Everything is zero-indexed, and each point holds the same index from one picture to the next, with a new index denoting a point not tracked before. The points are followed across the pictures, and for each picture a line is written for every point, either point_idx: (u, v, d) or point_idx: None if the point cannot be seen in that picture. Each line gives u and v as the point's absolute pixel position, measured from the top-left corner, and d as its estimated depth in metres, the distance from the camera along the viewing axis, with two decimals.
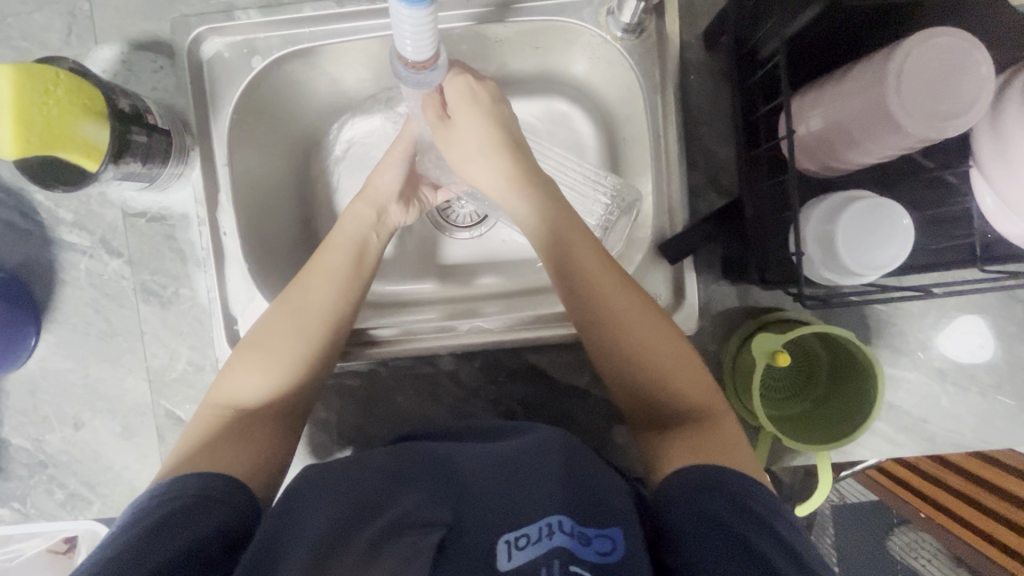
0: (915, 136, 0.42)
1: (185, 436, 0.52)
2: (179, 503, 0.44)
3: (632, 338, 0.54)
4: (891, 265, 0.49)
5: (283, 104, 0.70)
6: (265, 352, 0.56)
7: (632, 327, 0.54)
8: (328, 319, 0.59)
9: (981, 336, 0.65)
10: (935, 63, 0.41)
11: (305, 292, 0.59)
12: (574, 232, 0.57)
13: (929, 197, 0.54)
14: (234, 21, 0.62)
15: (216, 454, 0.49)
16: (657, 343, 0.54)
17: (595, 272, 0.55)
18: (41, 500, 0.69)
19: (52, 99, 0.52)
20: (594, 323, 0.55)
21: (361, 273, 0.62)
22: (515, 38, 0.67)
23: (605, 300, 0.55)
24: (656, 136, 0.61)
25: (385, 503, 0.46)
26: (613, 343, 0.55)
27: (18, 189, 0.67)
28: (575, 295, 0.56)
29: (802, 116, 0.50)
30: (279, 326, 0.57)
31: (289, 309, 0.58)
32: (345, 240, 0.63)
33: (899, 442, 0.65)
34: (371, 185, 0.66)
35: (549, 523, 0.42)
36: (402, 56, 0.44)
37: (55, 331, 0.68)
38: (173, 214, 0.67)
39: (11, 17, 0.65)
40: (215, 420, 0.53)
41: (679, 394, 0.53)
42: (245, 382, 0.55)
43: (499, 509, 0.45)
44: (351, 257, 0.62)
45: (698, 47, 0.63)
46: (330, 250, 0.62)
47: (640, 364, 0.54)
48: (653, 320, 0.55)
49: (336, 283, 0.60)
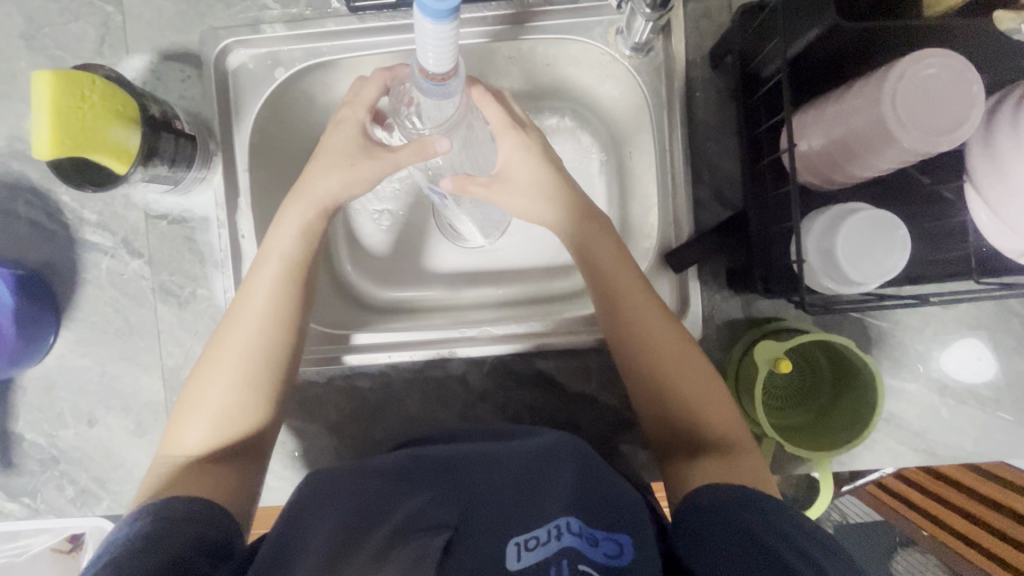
0: (913, 151, 0.44)
1: (143, 486, 0.53)
2: (159, 522, 0.45)
3: (661, 365, 0.57)
4: (891, 275, 0.51)
5: (302, 114, 0.73)
6: (205, 397, 0.56)
7: (660, 354, 0.57)
8: (270, 355, 0.57)
9: (981, 351, 0.66)
10: (929, 83, 0.43)
11: (241, 325, 0.57)
12: (607, 257, 0.61)
13: (927, 211, 0.56)
14: (259, 35, 0.65)
15: (178, 487, 0.51)
16: (685, 370, 0.57)
17: (634, 297, 0.59)
18: (51, 496, 0.70)
19: (88, 104, 0.55)
20: (626, 345, 0.59)
21: (298, 303, 0.59)
22: (528, 55, 0.70)
23: (638, 325, 0.58)
24: (663, 150, 0.64)
25: (398, 508, 0.46)
26: (642, 368, 0.58)
27: (45, 190, 0.70)
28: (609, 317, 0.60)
29: (804, 133, 0.52)
30: (220, 364, 0.56)
31: (227, 344, 0.57)
32: (275, 264, 0.59)
33: (899, 453, 0.66)
34: (308, 189, 0.60)
35: (558, 525, 0.42)
36: (424, 69, 0.45)
37: (76, 328, 0.70)
38: (194, 217, 0.69)
39: (49, 27, 0.68)
40: (168, 466, 0.54)
41: (702, 421, 0.56)
42: (192, 428, 0.55)
43: (509, 516, 0.46)
44: (291, 285, 0.59)
45: (704, 66, 0.65)
46: (260, 282, 0.58)
47: (666, 388, 0.57)
48: (681, 348, 0.57)
49: (265, 321, 0.57)
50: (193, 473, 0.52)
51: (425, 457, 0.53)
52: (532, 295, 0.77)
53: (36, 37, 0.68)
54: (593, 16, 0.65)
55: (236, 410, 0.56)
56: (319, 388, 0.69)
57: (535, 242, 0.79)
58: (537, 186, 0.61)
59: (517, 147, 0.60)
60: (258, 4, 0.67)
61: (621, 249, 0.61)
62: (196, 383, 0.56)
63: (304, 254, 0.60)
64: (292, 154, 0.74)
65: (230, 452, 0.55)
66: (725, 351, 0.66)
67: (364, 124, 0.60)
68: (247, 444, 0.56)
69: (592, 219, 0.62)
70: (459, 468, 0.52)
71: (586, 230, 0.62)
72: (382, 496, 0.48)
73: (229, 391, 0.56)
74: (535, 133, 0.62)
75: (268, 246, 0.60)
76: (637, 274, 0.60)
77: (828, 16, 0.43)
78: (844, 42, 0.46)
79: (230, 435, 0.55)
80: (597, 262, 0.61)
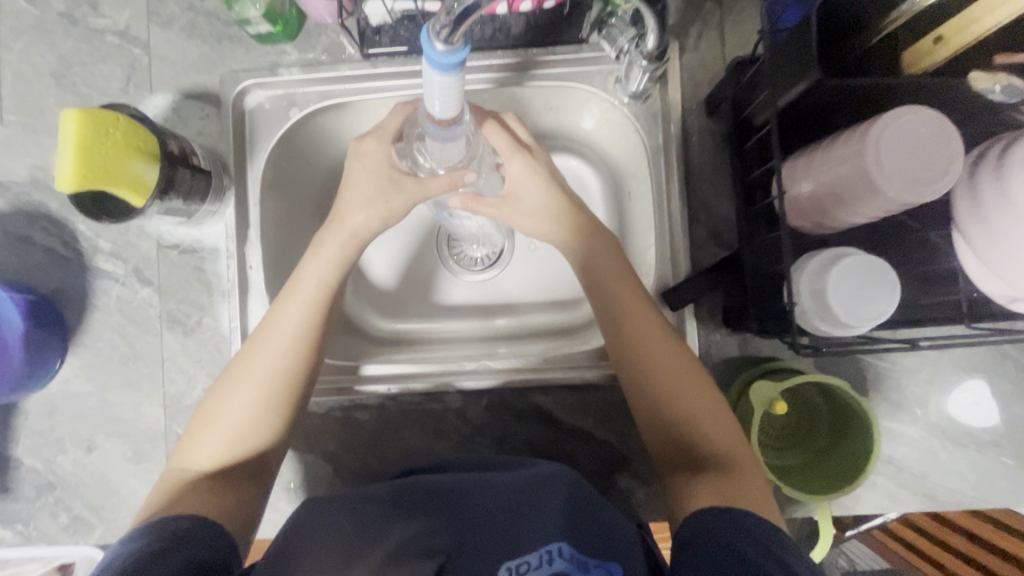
0: (895, 200, 0.46)
1: (151, 501, 0.54)
2: (157, 542, 0.46)
3: (665, 376, 0.58)
4: (880, 318, 0.52)
5: (313, 150, 0.76)
6: (223, 413, 0.56)
7: (663, 366, 0.58)
8: (286, 376, 0.58)
9: (978, 394, 0.66)
10: (908, 138, 0.45)
11: (259, 345, 0.58)
12: (609, 271, 0.63)
13: (917, 256, 0.57)
14: (277, 77, 0.69)
15: (186, 503, 0.51)
16: (690, 382, 0.57)
17: (635, 315, 0.60)
18: (45, 523, 0.70)
19: (111, 140, 0.58)
20: (630, 358, 0.60)
21: (322, 321, 0.61)
22: (530, 99, 0.73)
23: (641, 338, 0.59)
24: (660, 191, 0.66)
25: (385, 532, 0.45)
26: (646, 380, 0.58)
27: (63, 219, 0.72)
28: (611, 329, 0.61)
29: (794, 180, 0.54)
30: (234, 384, 0.57)
31: (244, 362, 0.58)
32: (307, 291, 0.60)
33: (899, 497, 0.66)
34: (340, 223, 0.63)
35: (549, 550, 0.43)
36: (431, 114, 0.48)
37: (82, 354, 0.71)
38: (204, 248, 0.71)
39: (78, 67, 0.72)
40: (173, 485, 0.54)
41: (704, 438, 0.56)
42: (201, 446, 0.56)
43: (497, 537, 0.46)
44: (310, 309, 0.60)
45: (699, 113, 0.68)
46: (290, 301, 0.60)
47: (671, 402, 0.57)
48: (684, 363, 0.58)
49: (293, 339, 0.59)
50: (203, 490, 0.53)
51: (432, 480, 0.53)
52: (528, 328, 0.79)
53: (66, 75, 0.72)
54: (592, 65, 0.68)
55: (247, 426, 0.56)
56: (318, 418, 0.70)
57: (534, 278, 0.80)
58: (548, 208, 0.64)
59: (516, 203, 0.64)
60: (277, 49, 0.71)
61: (625, 268, 0.63)
62: (214, 400, 0.57)
63: (327, 281, 0.61)
64: (302, 189, 0.77)
65: (233, 472, 0.55)
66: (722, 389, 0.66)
67: (391, 157, 0.62)
68: (255, 462, 0.57)
69: (598, 238, 0.64)
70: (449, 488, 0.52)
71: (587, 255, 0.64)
72: (381, 522, 0.47)
73: (244, 408, 0.56)
74: (542, 156, 0.65)
75: (297, 274, 0.62)
76: (639, 291, 0.61)
77: (811, 71, 0.46)
78: (826, 97, 0.48)
79: (244, 449, 0.56)
80: (602, 279, 0.63)
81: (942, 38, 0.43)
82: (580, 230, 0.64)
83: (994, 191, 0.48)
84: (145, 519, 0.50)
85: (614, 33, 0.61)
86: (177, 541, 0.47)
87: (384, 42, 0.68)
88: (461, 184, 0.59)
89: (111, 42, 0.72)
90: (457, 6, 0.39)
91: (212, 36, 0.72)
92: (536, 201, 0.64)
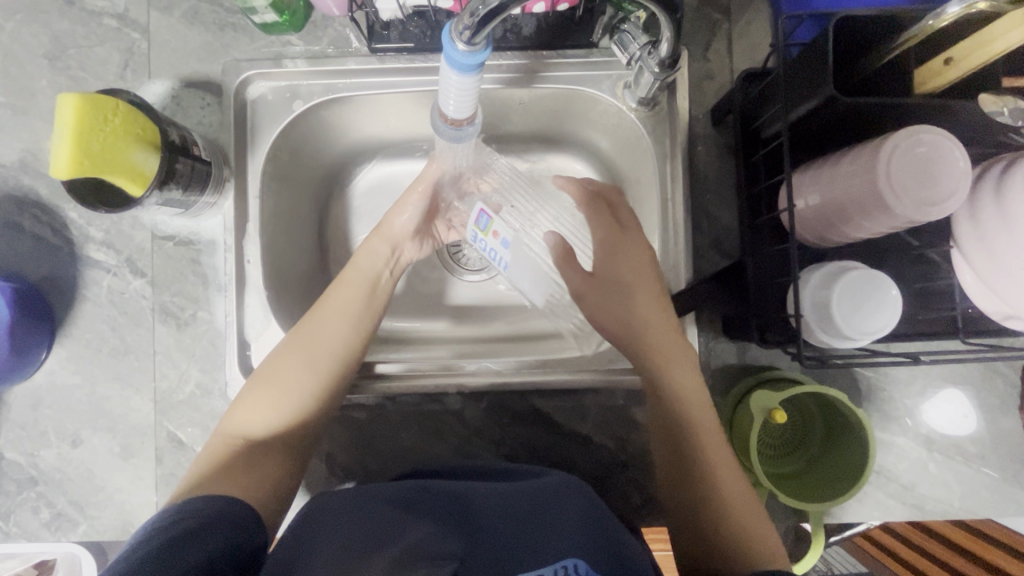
0: (903, 218, 0.47)
1: (199, 462, 0.54)
2: (192, 521, 0.44)
3: (722, 495, 0.54)
4: (883, 331, 0.53)
5: (314, 144, 0.74)
6: (274, 384, 0.58)
7: (722, 484, 0.55)
8: (341, 353, 0.60)
9: (965, 407, 0.68)
10: (920, 158, 0.46)
11: (317, 322, 0.61)
12: (680, 384, 0.58)
13: (916, 272, 0.58)
14: (281, 69, 0.68)
15: (232, 477, 0.52)
16: (734, 481, 0.55)
17: (675, 368, 0.58)
18: (26, 519, 0.68)
19: (110, 128, 0.56)
20: (688, 470, 0.56)
21: (373, 305, 0.64)
22: (538, 102, 0.72)
23: (703, 448, 0.56)
24: (665, 199, 0.67)
25: (394, 534, 0.44)
26: (695, 473, 0.56)
27: (52, 206, 0.70)
28: (672, 437, 0.58)
29: (802, 192, 0.54)
30: (287, 356, 0.59)
31: (300, 336, 0.60)
32: (360, 276, 0.64)
33: (888, 506, 0.67)
34: (386, 223, 0.67)
35: (564, 566, 0.43)
36: (443, 113, 0.49)
37: (69, 346, 0.69)
38: (201, 240, 0.70)
39: (73, 49, 0.70)
40: (221, 453, 0.55)
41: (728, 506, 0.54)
42: (254, 415, 0.57)
43: (513, 545, 0.45)
44: (363, 292, 0.63)
45: (706, 122, 0.69)
46: (347, 283, 0.63)
47: (726, 520, 0.54)
48: (740, 485, 0.55)
49: (348, 320, 0.62)
50: (251, 459, 0.55)
51: (433, 486, 0.52)
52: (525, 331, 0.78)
53: (60, 57, 0.70)
54: (602, 70, 0.68)
55: (297, 400, 0.58)
56: None
57: None
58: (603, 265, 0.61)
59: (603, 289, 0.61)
60: (281, 39, 0.70)
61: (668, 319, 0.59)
62: (265, 372, 0.59)
63: (379, 269, 0.65)
64: (303, 183, 0.75)
65: (283, 448, 0.57)
66: (720, 396, 0.67)
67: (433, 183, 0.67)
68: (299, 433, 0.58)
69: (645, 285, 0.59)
70: (456, 496, 0.51)
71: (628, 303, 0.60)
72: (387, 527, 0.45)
73: (296, 385, 0.58)
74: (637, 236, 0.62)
75: (351, 259, 0.66)
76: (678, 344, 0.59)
77: (826, 88, 0.46)
78: (838, 114, 0.48)
79: (292, 424, 0.58)
80: (666, 388, 0.58)
81: (954, 59, 0.44)
82: (640, 313, 0.59)
83: (995, 211, 0.49)
84: (197, 483, 0.51)
85: (626, 38, 0.61)
86: (215, 524, 0.45)
87: (392, 37, 0.67)
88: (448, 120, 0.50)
89: (108, 25, 0.70)
90: (481, 8, 0.39)
91: (215, 24, 0.70)
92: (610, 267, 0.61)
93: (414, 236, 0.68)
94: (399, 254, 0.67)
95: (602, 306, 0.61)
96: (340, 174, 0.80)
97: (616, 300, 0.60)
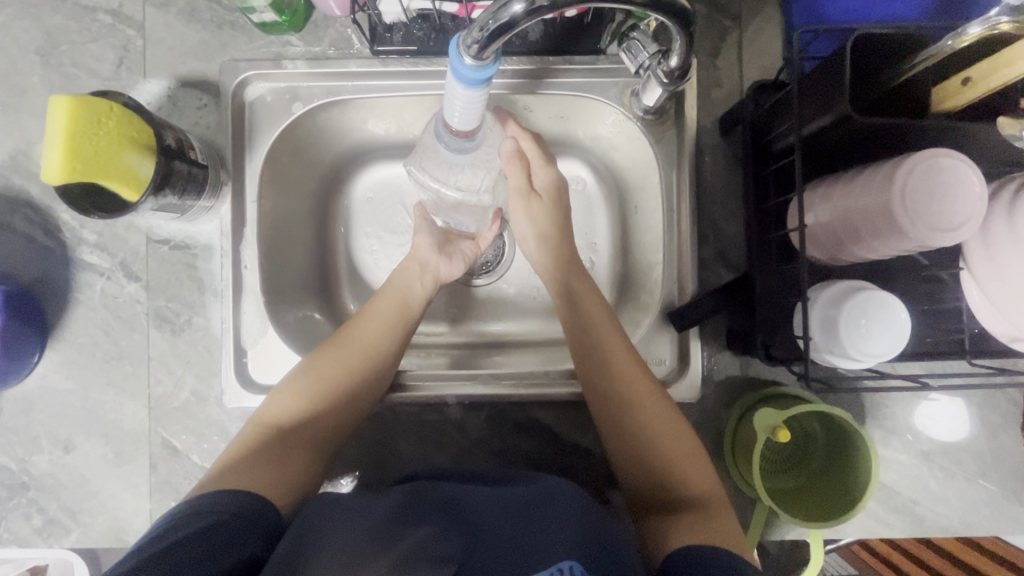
0: (916, 241, 0.46)
1: (229, 449, 0.56)
2: (196, 526, 0.45)
3: (657, 435, 0.58)
4: (892, 353, 0.52)
5: (314, 146, 0.72)
6: (309, 379, 0.61)
7: (656, 427, 0.58)
8: (374, 355, 0.63)
9: (958, 419, 0.67)
10: (935, 179, 0.45)
11: (357, 326, 0.64)
12: (607, 337, 0.62)
13: (924, 291, 0.57)
14: (280, 70, 0.66)
15: (260, 463, 0.54)
16: (662, 424, 0.58)
17: (600, 324, 0.63)
18: (17, 524, 0.67)
19: (103, 131, 0.54)
20: (621, 418, 0.59)
21: (409, 319, 0.66)
22: (542, 107, 0.71)
23: (628, 394, 0.59)
24: (670, 210, 0.66)
25: (394, 536, 0.43)
26: (628, 425, 0.59)
27: (45, 207, 0.68)
28: (599, 386, 0.61)
29: (812, 209, 0.54)
30: (323, 357, 0.62)
31: (341, 339, 0.64)
32: (396, 290, 0.67)
33: (887, 521, 0.67)
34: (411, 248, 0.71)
35: (560, 568, 0.42)
36: (448, 123, 0.48)
37: (62, 350, 0.68)
38: (197, 244, 0.68)
39: (66, 45, 0.68)
40: (247, 442, 0.56)
41: (668, 456, 0.57)
42: (287, 407, 0.59)
43: (508, 542, 0.45)
44: (395, 305, 0.66)
45: (713, 132, 0.68)
46: (382, 297, 0.67)
47: (666, 464, 0.57)
48: (678, 425, 0.58)
49: (384, 326, 0.65)
50: (280, 448, 0.56)
51: (439, 495, 0.51)
52: (524, 336, 0.78)
53: (52, 54, 0.68)
54: (609, 77, 0.67)
55: (329, 396, 0.60)
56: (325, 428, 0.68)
57: (530, 279, 0.79)
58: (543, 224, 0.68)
59: (546, 206, 0.68)
60: (281, 39, 0.68)
61: (590, 285, 0.66)
62: (302, 368, 0.62)
63: (413, 285, 0.68)
64: (302, 186, 0.74)
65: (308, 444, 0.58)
66: (725, 409, 0.67)
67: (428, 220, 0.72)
68: (326, 431, 0.59)
69: (569, 262, 0.67)
70: (458, 501, 0.50)
71: (568, 263, 0.67)
72: (386, 533, 0.44)
73: (328, 380, 0.61)
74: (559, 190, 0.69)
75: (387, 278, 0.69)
76: (602, 307, 0.64)
77: (842, 106, 0.45)
78: (853, 134, 0.48)
79: (321, 419, 0.59)
80: (601, 340, 0.62)
81: (971, 80, 0.42)
82: (571, 278, 0.66)
83: (1009, 234, 0.49)
84: (225, 468, 0.53)
85: (635, 47, 0.59)
86: (221, 524, 0.46)
87: (395, 39, 0.66)
88: (453, 130, 0.49)
89: (102, 21, 0.68)
90: (491, 23, 0.38)
91: (213, 22, 0.68)
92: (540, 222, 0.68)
93: (441, 250, 0.70)
94: (434, 272, 0.69)
95: (544, 242, 0.68)
96: (339, 176, 0.78)
97: (557, 230, 0.68)
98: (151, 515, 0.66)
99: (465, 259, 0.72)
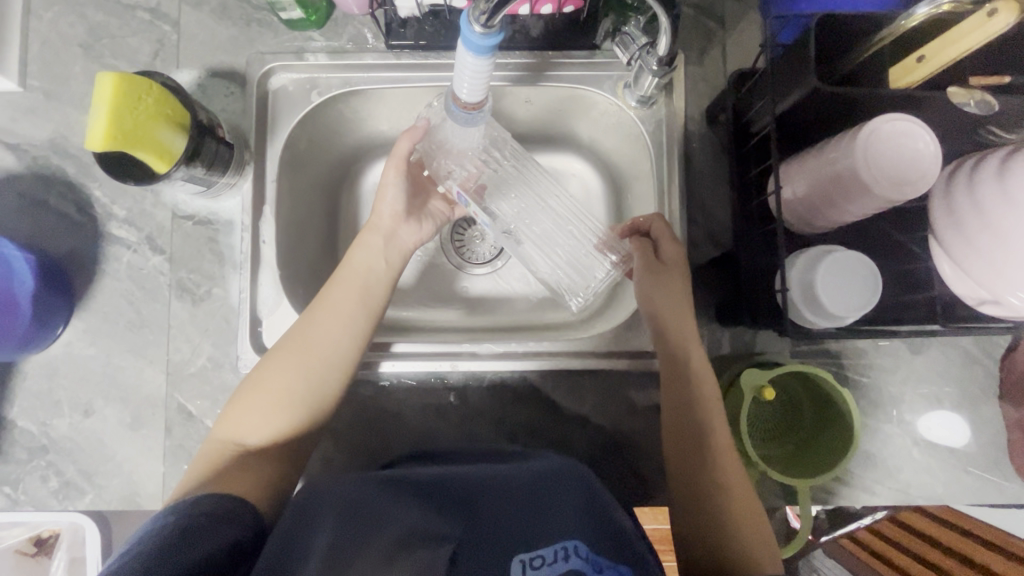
0: (884, 197, 0.51)
1: (198, 465, 0.57)
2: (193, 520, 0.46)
3: (738, 506, 0.58)
4: (867, 308, 0.56)
5: (329, 135, 0.78)
6: (266, 389, 0.60)
7: (736, 498, 0.58)
8: (336, 358, 0.61)
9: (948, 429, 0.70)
10: (898, 145, 0.50)
11: (313, 325, 0.62)
12: (711, 395, 0.61)
13: (897, 259, 0.62)
14: (302, 61, 0.72)
15: (222, 479, 0.55)
16: (741, 498, 0.58)
17: (703, 376, 0.62)
18: (34, 486, 0.69)
19: (143, 105, 0.59)
20: (706, 478, 0.59)
21: (372, 303, 0.64)
22: (542, 100, 0.77)
23: (720, 461, 0.59)
24: (662, 191, 0.71)
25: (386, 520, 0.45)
26: (711, 486, 0.58)
27: (79, 185, 0.73)
28: (693, 437, 0.60)
29: (789, 180, 0.58)
30: (282, 360, 0.60)
31: (299, 340, 0.61)
32: (360, 279, 0.65)
33: (874, 490, 0.69)
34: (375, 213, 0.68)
35: (565, 547, 0.45)
36: (457, 96, 0.54)
37: (87, 319, 0.72)
38: (219, 220, 0.73)
39: (107, 38, 0.74)
40: (218, 457, 0.57)
41: (737, 524, 0.57)
42: (249, 422, 0.59)
43: (511, 530, 0.47)
44: (356, 295, 0.64)
45: (701, 121, 0.73)
46: (341, 286, 0.64)
47: (734, 533, 0.56)
48: (755, 507, 0.58)
49: (344, 325, 0.62)
50: (245, 464, 0.57)
51: (420, 476, 0.53)
52: (525, 321, 0.82)
53: (94, 46, 0.74)
54: (603, 71, 0.73)
55: (287, 404, 0.59)
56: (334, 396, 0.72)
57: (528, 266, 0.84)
58: (667, 297, 0.64)
59: (671, 285, 0.64)
60: (304, 35, 0.74)
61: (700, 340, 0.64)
62: (262, 372, 0.61)
63: (375, 265, 0.66)
64: (318, 172, 0.79)
65: (279, 448, 0.59)
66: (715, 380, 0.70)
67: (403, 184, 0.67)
68: (291, 441, 0.60)
69: (684, 315, 0.64)
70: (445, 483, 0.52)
71: (675, 319, 0.64)
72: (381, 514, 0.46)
73: (288, 385, 0.59)
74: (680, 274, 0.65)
75: (346, 258, 0.66)
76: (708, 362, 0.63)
77: (811, 79, 0.50)
78: (821, 104, 0.53)
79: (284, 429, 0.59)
80: (692, 395, 0.61)
81: (925, 57, 0.48)
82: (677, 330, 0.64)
83: (968, 199, 0.53)
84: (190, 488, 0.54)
85: (626, 40, 0.64)
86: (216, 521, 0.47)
87: (407, 34, 0.72)
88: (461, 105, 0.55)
89: (141, 17, 0.75)
90: None
91: (241, 19, 0.74)
92: (663, 296, 0.64)
93: (408, 220, 0.69)
94: (398, 242, 0.68)
95: (654, 300, 0.64)
96: (353, 166, 0.83)
97: (672, 308, 0.64)
98: (164, 478, 0.69)
99: (436, 221, 0.72)
